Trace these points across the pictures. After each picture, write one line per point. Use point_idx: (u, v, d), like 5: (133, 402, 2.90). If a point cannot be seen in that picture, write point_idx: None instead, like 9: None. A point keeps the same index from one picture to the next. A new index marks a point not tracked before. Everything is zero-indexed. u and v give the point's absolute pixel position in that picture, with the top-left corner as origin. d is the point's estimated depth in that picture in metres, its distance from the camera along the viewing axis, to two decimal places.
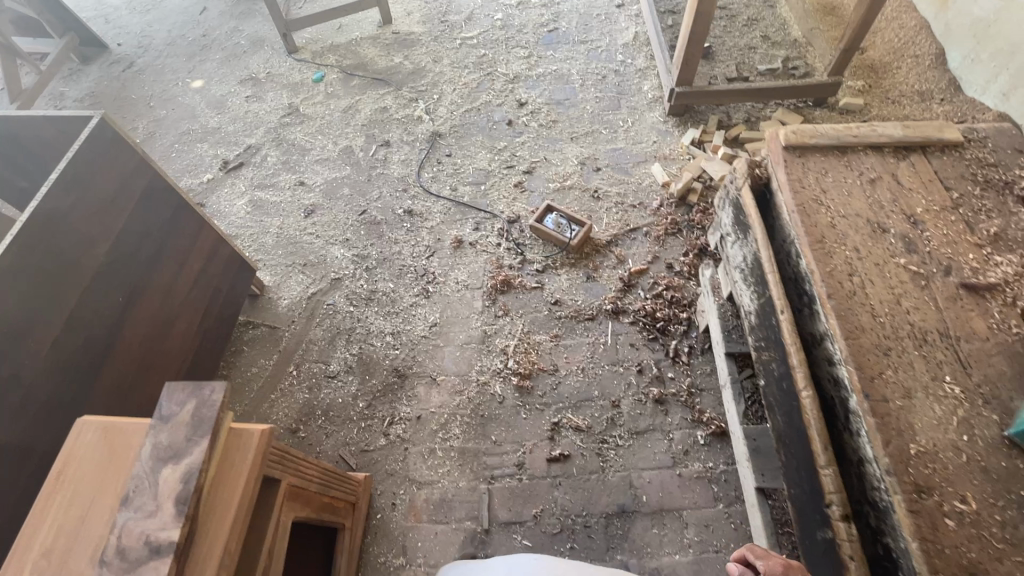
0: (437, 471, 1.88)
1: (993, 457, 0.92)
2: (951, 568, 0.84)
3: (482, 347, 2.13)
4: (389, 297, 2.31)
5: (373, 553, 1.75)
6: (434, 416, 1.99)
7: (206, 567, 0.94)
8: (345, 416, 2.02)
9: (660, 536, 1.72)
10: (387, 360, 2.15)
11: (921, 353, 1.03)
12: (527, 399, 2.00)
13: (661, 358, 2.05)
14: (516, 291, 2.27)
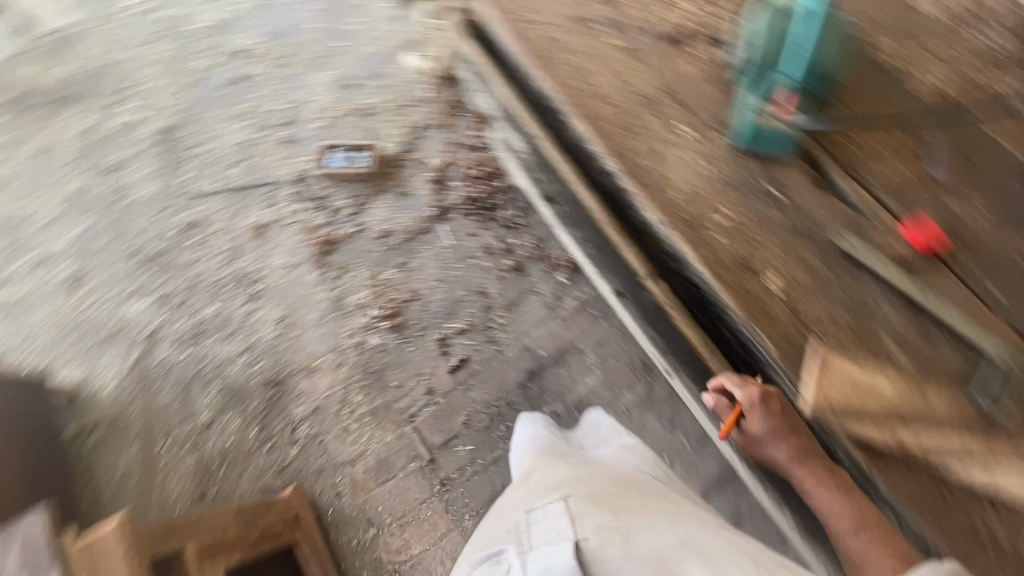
0: (361, 441, 1.88)
1: (733, 169, 1.08)
2: (732, 269, 1.01)
3: (340, 313, 2.05)
4: (220, 320, 2.08)
5: (344, 542, 1.77)
6: (331, 398, 1.94)
7: None
8: (246, 451, 1.90)
9: (569, 373, 1.91)
10: (255, 378, 1.99)
11: (655, 115, 1.14)
12: (406, 334, 2.00)
13: (501, 232, 2.11)
14: (342, 243, 2.15)
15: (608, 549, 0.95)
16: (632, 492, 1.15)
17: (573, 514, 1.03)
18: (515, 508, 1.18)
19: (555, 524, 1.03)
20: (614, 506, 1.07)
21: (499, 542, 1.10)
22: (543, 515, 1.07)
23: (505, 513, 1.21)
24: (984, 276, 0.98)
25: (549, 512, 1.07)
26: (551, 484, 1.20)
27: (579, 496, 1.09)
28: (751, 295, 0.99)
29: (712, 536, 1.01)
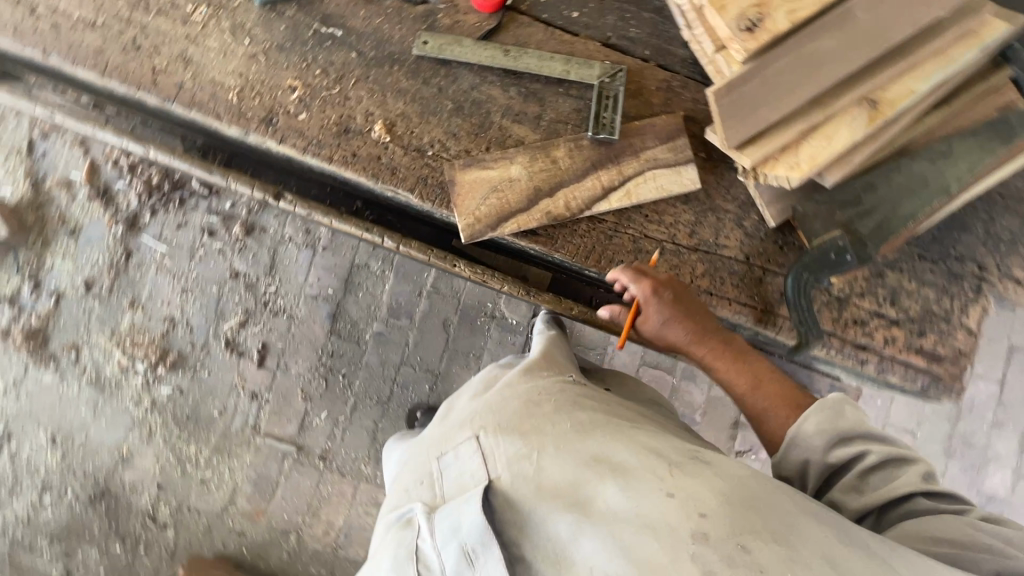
0: (225, 480, 1.77)
1: (276, 30, 0.90)
2: (334, 143, 0.88)
3: (108, 390, 1.77)
4: None
5: (277, 561, 1.77)
6: (165, 467, 1.77)
7: None
8: (125, 566, 1.75)
9: (366, 292, 1.81)
10: (76, 505, 1.75)
11: (154, 11, 0.89)
12: (190, 363, 1.78)
13: (207, 203, 1.78)
14: (51, 324, 1.77)
15: (517, 485, 0.73)
16: (552, 394, 0.86)
17: (486, 451, 0.80)
18: (427, 461, 0.91)
19: (469, 474, 0.79)
20: (530, 427, 0.79)
21: (417, 501, 0.85)
22: (456, 463, 0.83)
23: (418, 463, 0.94)
24: (559, 4, 0.93)
25: (463, 455, 0.83)
26: (462, 417, 0.92)
27: (490, 427, 0.83)
28: (368, 158, 0.88)
29: (637, 431, 0.78)
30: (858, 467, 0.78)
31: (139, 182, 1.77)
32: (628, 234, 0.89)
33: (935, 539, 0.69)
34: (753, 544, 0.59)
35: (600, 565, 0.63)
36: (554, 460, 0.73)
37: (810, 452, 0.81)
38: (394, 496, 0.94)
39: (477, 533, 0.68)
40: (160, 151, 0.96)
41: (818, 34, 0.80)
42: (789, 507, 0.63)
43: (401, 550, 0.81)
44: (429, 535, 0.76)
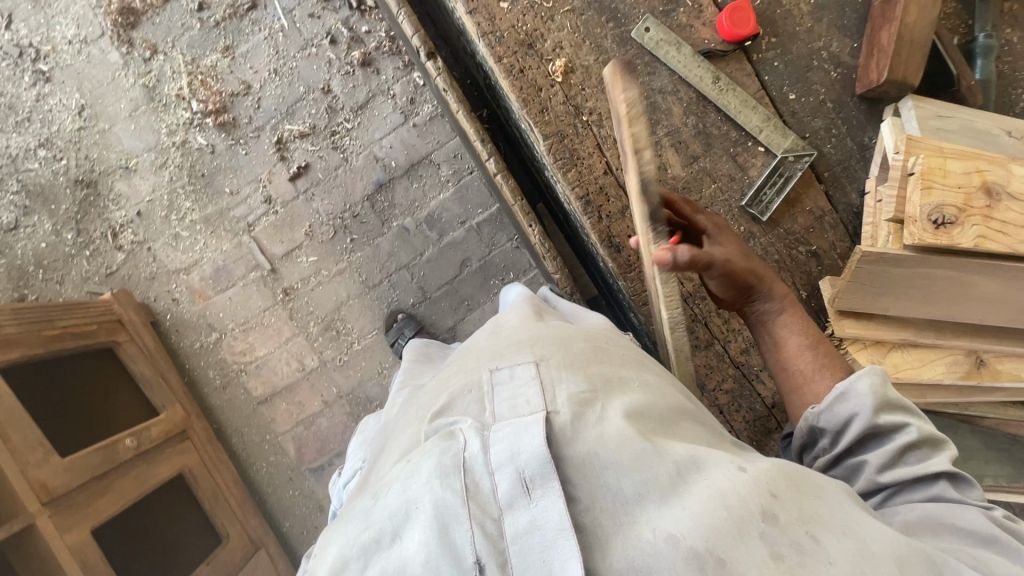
0: (195, 249, 1.76)
1: None
2: (512, 49, 0.85)
3: (154, 105, 1.74)
4: (3, 104, 1.73)
5: (187, 345, 1.78)
6: (155, 202, 1.75)
7: None
8: (63, 255, 1.75)
9: (421, 187, 1.78)
10: (59, 177, 1.74)
11: None
12: (237, 134, 1.76)
13: (347, 14, 1.73)
14: (148, 15, 1.73)
15: (578, 428, 0.55)
16: (620, 354, 0.71)
17: (544, 377, 0.61)
18: (458, 378, 0.68)
19: (512, 394, 0.59)
20: (597, 372, 0.63)
21: (444, 415, 0.61)
22: (502, 382, 0.62)
23: (443, 384, 0.70)
24: (786, 80, 0.89)
25: (518, 376, 0.61)
26: (511, 337, 0.71)
27: (552, 357, 0.64)
28: (530, 84, 0.85)
29: (694, 425, 0.63)
30: (888, 447, 0.63)
31: None
32: (689, 313, 0.92)
33: (954, 531, 0.55)
34: (822, 538, 0.48)
35: (665, 524, 0.48)
36: (621, 412, 0.56)
37: (857, 408, 0.64)
38: (412, 419, 0.69)
39: (541, 461, 0.51)
40: None
41: (988, 272, 0.77)
42: (856, 516, 0.51)
43: (408, 466, 0.55)
44: (464, 446, 0.54)
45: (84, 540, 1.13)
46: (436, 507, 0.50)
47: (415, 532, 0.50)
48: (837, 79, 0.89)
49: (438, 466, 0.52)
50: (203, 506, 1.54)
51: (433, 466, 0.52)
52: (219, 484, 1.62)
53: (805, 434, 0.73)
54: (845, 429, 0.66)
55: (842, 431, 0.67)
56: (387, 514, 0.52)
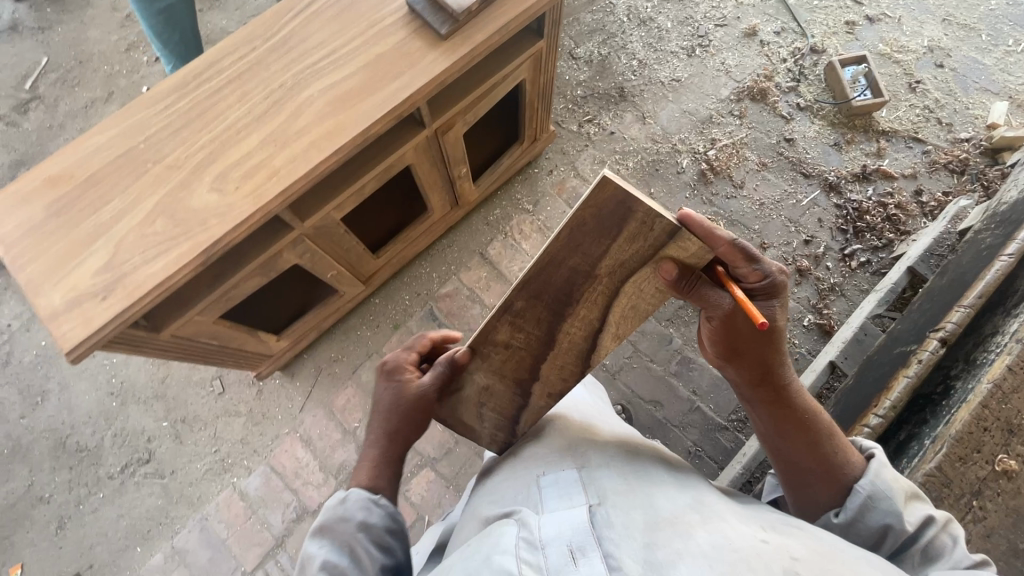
0: (595, 177, 2.12)
1: None
2: (998, 415, 0.90)
3: (699, 125, 2.17)
4: (659, 32, 2.33)
5: (515, 187, 2.10)
6: (623, 141, 2.16)
7: (491, 23, 1.23)
8: (561, 91, 2.24)
9: None
10: (621, 77, 2.26)
11: None
12: (699, 187, 2.09)
13: (833, 248, 2.00)
14: (765, 106, 2.19)
15: (617, 517, 0.74)
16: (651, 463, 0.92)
17: (592, 492, 0.81)
18: (515, 480, 0.93)
19: (559, 494, 0.83)
20: (630, 481, 0.84)
21: (505, 505, 0.85)
22: (549, 483, 0.86)
23: (510, 472, 0.97)
24: None
25: (572, 487, 0.83)
26: (534, 453, 0.99)
27: (594, 467, 0.89)
28: (977, 440, 0.89)
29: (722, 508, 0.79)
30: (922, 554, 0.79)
31: (867, 204, 2.03)
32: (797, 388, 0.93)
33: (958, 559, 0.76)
34: None
35: None
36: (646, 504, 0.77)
37: (890, 518, 0.81)
38: (495, 492, 0.93)
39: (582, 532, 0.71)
40: (1007, 250, 1.05)
41: None
42: None
43: (468, 552, 0.74)
44: (517, 524, 0.75)
45: (406, 161, 1.40)
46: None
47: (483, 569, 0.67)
48: None
49: (503, 540, 0.72)
50: (401, 232, 1.78)
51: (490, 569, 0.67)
52: (415, 239, 1.87)
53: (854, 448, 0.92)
54: (881, 540, 0.83)
55: (873, 503, 0.83)
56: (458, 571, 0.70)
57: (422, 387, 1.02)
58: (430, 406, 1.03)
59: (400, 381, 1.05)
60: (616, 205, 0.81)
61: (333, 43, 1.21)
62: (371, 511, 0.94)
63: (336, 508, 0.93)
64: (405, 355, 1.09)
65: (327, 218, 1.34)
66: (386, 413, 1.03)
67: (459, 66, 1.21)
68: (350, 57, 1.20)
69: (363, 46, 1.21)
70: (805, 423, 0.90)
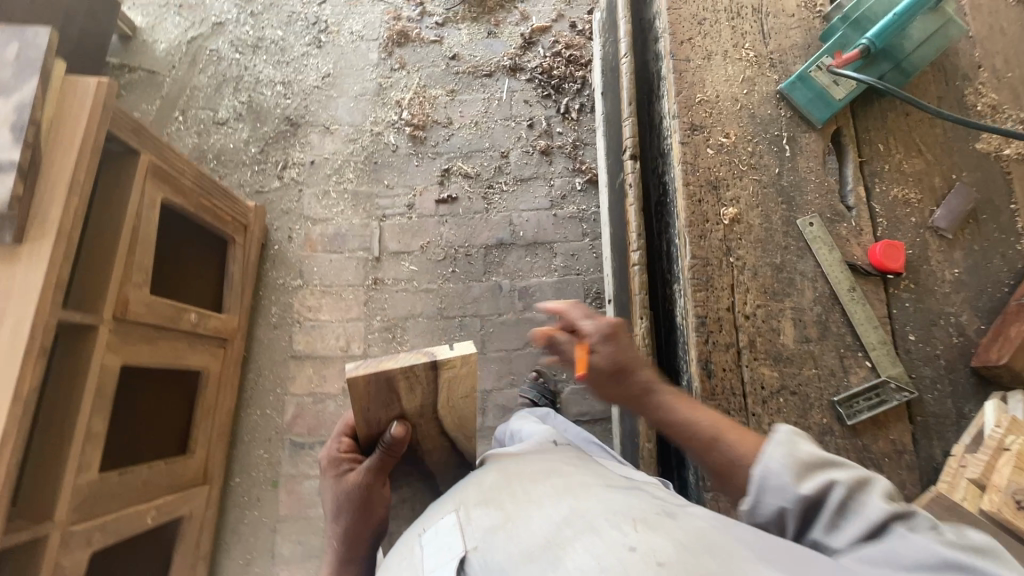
0: (331, 210, 1.99)
1: (764, 107, 1.06)
2: (700, 182, 1.01)
3: (377, 99, 2.10)
4: (278, 45, 2.17)
5: (272, 277, 1.92)
6: (328, 162, 2.04)
7: (54, 190, 1.02)
8: (238, 161, 2.03)
9: (531, 263, 1.95)
10: (278, 109, 2.09)
11: (731, 24, 1.10)
12: (420, 149, 2.05)
13: (552, 114, 2.09)
14: (414, 44, 2.17)
15: (493, 561, 0.72)
16: (530, 470, 0.88)
17: (472, 541, 0.77)
18: (407, 543, 0.89)
19: (441, 545, 0.80)
20: (512, 503, 0.79)
21: (399, 574, 0.82)
22: (431, 536, 0.83)
23: (406, 535, 0.92)
24: (912, 318, 0.97)
25: (456, 540, 0.79)
26: (436, 505, 0.93)
27: (474, 501, 0.84)
28: (701, 213, 0.99)
29: (597, 495, 0.76)
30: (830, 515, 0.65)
31: (547, 63, 2.14)
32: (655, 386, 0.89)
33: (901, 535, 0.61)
34: None
35: None
36: (522, 530, 0.73)
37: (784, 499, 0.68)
38: (394, 556, 0.89)
39: None
40: (625, 48, 1.14)
41: None
42: (749, 556, 0.60)
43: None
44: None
45: (112, 366, 1.19)
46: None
47: None
48: (956, 346, 0.96)
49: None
50: (192, 411, 1.56)
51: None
52: (215, 402, 1.65)
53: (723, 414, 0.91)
54: (782, 525, 0.70)
55: (761, 485, 0.70)
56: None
57: (360, 475, 1.03)
58: (376, 490, 1.04)
59: (339, 479, 1.07)
60: (371, 381, 0.85)
61: None
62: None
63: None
64: (339, 444, 1.11)
65: (78, 488, 1.11)
66: (338, 510, 1.06)
67: (59, 255, 1.01)
68: None
69: None
70: (688, 436, 0.81)
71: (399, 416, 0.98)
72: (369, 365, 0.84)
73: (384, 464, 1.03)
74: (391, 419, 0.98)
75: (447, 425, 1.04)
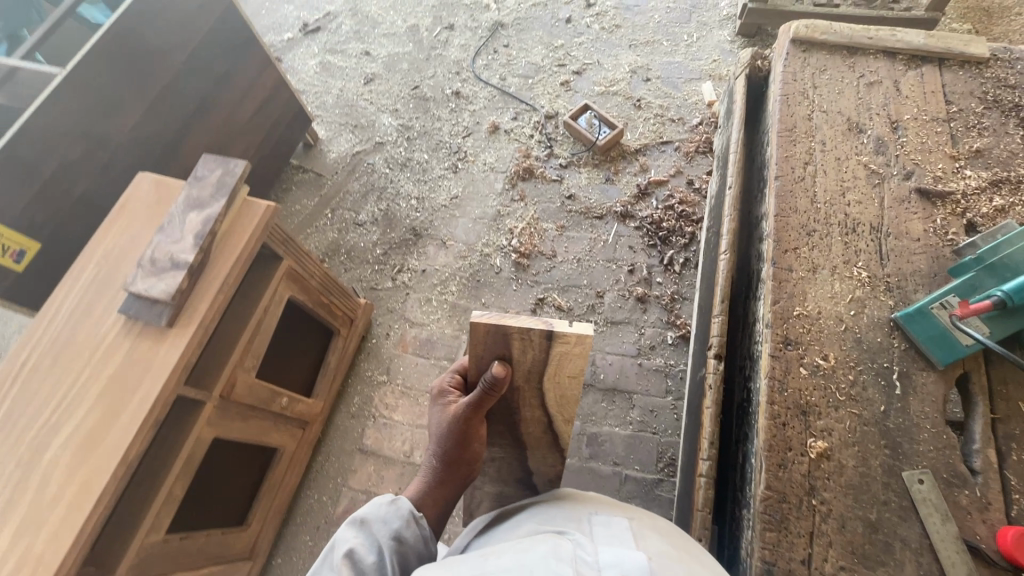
0: (429, 316, 2.15)
1: (872, 333, 0.98)
2: (787, 404, 0.94)
3: (493, 224, 2.30)
4: (422, 166, 2.51)
5: (363, 367, 2.08)
6: (437, 272, 2.23)
7: (209, 288, 1.24)
8: (364, 258, 2.31)
9: (607, 409, 1.89)
10: (408, 219, 2.38)
11: (844, 239, 1.07)
12: (521, 275, 2.17)
13: (654, 263, 2.12)
14: (536, 180, 2.38)
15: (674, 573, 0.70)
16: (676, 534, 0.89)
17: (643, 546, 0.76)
18: (564, 513, 0.90)
19: (612, 536, 0.79)
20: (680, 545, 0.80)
21: (552, 527, 0.83)
22: (600, 523, 0.84)
23: (549, 511, 0.92)
24: None
25: (622, 536, 0.79)
26: (589, 505, 0.94)
27: (639, 524, 0.85)
28: (783, 438, 0.91)
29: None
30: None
31: (657, 214, 2.21)
32: None
33: None
34: None
35: None
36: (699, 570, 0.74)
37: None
38: (546, 516, 0.90)
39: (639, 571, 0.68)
40: (726, 244, 1.15)
41: None
42: None
43: (521, 548, 0.74)
44: (574, 548, 0.73)
45: (206, 439, 1.33)
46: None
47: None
48: None
49: (555, 553, 0.71)
50: (261, 485, 1.67)
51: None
52: (281, 480, 1.75)
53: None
54: None
55: None
56: (504, 563, 0.71)
57: (460, 407, 1.02)
58: (474, 423, 1.01)
59: (444, 408, 1.07)
60: (490, 335, 0.89)
61: (62, 386, 1.16)
62: (408, 527, 0.99)
63: (385, 507, 1.00)
64: (450, 380, 1.12)
65: (143, 547, 1.20)
66: (437, 436, 1.06)
67: (195, 340, 1.20)
68: (84, 394, 1.15)
69: (93, 374, 1.17)
70: None
71: (500, 355, 0.93)
72: (493, 318, 0.89)
73: (482, 402, 0.98)
74: (492, 358, 0.94)
75: (549, 403, 0.98)
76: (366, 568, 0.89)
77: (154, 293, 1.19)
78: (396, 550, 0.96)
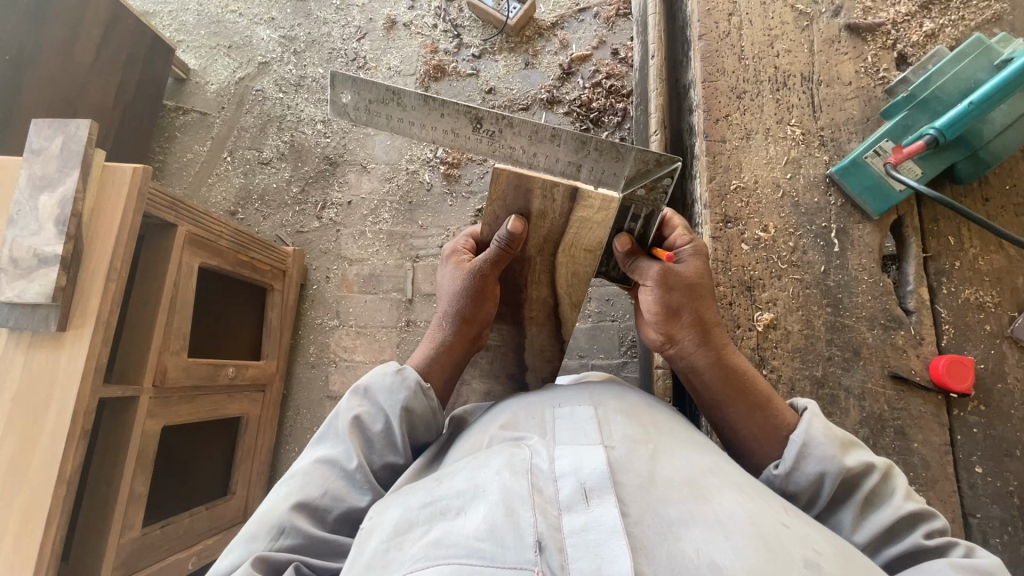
0: (367, 249, 2.02)
1: (809, 195, 0.95)
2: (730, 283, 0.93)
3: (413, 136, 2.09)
4: (319, 83, 2.20)
5: (311, 316, 1.98)
6: (365, 201, 2.06)
7: (94, 279, 1.08)
8: (281, 201, 2.10)
9: None
10: (319, 148, 2.13)
11: (775, 97, 0.99)
12: (454, 187, 2.02)
13: None
14: (450, 78, 2.15)
15: (631, 463, 0.64)
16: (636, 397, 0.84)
17: (606, 437, 0.69)
18: (529, 404, 0.83)
19: (577, 431, 0.71)
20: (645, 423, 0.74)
21: (513, 431, 0.75)
22: (563, 416, 0.76)
23: (519, 402, 0.85)
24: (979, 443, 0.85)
25: (586, 427, 0.72)
26: (554, 391, 0.86)
27: (608, 405, 0.78)
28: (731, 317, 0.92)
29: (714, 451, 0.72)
30: (857, 499, 0.68)
31: (586, 95, 2.04)
32: None
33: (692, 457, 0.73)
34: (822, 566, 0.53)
35: (709, 550, 0.52)
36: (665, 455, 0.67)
37: (826, 464, 0.68)
38: (509, 409, 0.83)
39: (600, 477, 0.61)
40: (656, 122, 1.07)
41: None
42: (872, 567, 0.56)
43: (475, 464, 0.66)
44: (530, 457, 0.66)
45: (153, 431, 1.26)
46: (492, 533, 0.54)
47: (480, 506, 0.58)
48: None
49: (510, 466, 0.63)
50: (235, 454, 1.64)
51: (496, 497, 0.58)
52: (255, 445, 1.73)
53: (642, 215, 0.90)
54: None
55: None
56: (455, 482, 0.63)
57: (472, 268, 0.97)
58: (486, 284, 0.97)
59: (456, 266, 1.00)
60: (514, 190, 0.91)
61: None
62: (417, 398, 0.85)
63: (391, 376, 0.87)
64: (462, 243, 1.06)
65: (121, 548, 1.17)
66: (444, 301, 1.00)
67: (98, 339, 1.07)
68: None
69: None
70: None
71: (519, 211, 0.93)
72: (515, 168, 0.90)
73: (497, 260, 0.95)
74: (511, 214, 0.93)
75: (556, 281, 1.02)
76: (373, 437, 0.83)
77: (29, 298, 1.03)
78: (406, 421, 0.84)
